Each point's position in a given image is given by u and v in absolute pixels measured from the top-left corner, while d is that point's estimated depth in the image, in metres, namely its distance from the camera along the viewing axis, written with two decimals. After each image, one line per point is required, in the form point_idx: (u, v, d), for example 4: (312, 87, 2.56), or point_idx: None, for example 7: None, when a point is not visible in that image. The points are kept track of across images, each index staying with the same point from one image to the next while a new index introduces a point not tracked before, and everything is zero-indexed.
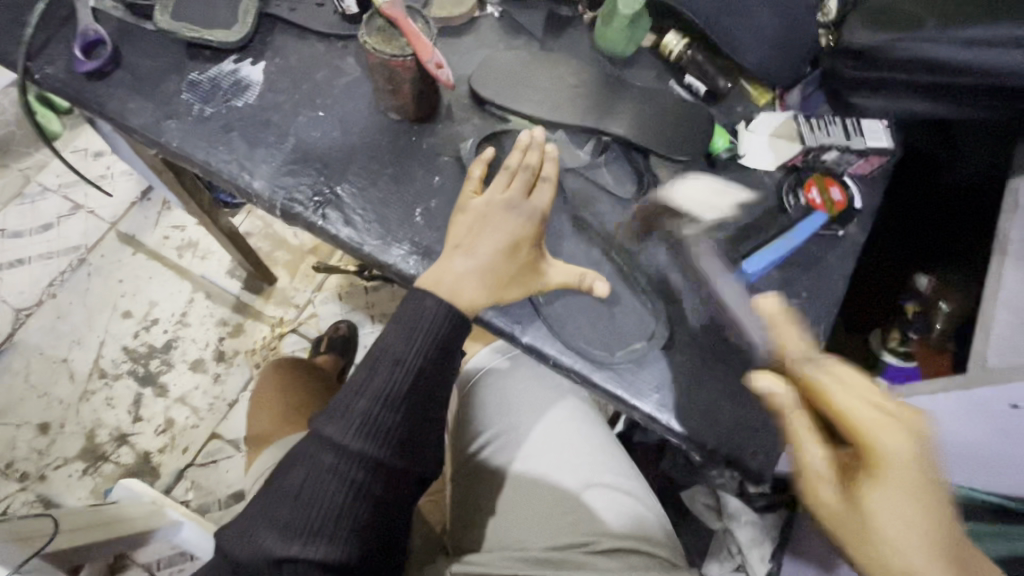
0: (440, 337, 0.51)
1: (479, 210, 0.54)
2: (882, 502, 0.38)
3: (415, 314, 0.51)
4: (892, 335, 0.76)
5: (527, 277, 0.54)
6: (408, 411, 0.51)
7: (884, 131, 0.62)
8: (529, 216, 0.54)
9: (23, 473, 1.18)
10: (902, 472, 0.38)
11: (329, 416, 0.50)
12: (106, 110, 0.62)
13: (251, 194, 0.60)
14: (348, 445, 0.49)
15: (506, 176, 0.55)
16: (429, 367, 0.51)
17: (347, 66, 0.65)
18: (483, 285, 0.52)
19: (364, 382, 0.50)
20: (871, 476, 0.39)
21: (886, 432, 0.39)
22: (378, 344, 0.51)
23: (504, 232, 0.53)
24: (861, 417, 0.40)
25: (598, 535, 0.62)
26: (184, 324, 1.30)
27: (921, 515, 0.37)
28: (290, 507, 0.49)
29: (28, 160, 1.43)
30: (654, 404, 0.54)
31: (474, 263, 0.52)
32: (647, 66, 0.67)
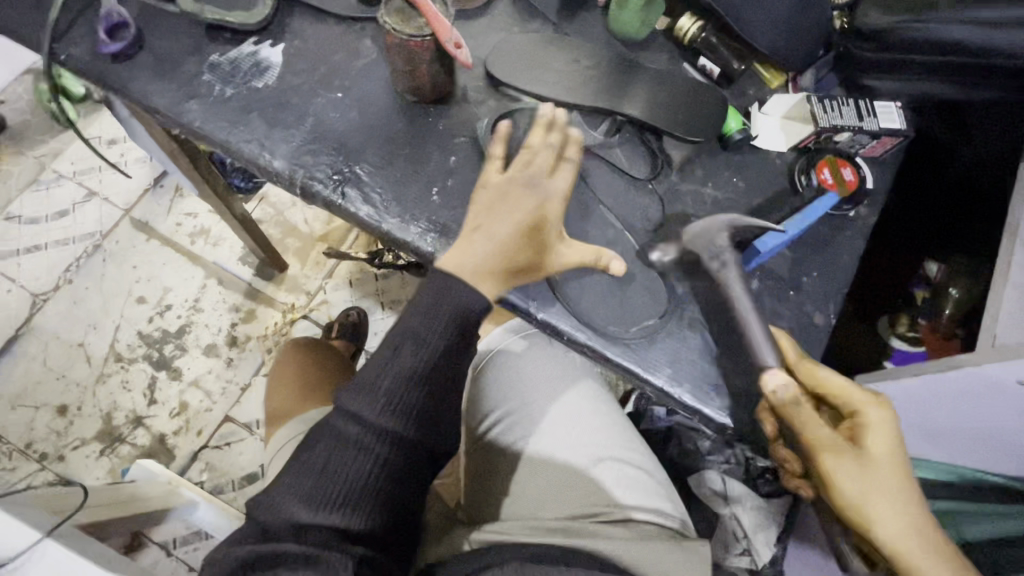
0: (462, 316, 0.53)
1: (500, 189, 0.56)
2: (881, 464, 0.50)
3: (439, 294, 0.53)
4: (900, 321, 0.79)
5: (540, 263, 0.55)
6: (430, 390, 0.52)
7: (897, 111, 0.61)
8: (547, 198, 0.56)
9: (43, 453, 1.21)
10: (890, 440, 0.51)
11: (353, 393, 0.52)
12: (129, 91, 0.63)
13: (271, 173, 0.61)
14: (372, 421, 0.51)
15: (528, 155, 0.57)
16: (451, 347, 0.53)
17: (364, 48, 0.66)
18: (497, 271, 0.54)
19: (390, 360, 0.52)
20: (873, 445, 0.51)
21: (874, 408, 0.52)
22: (402, 325, 0.53)
23: (523, 216, 0.55)
24: (856, 398, 0.52)
25: (610, 506, 0.63)
26: (198, 309, 1.32)
27: (899, 470, 0.51)
28: (315, 480, 0.50)
29: (43, 148, 1.45)
30: (666, 379, 0.55)
31: (490, 247, 0.54)
32: (660, 49, 0.68)
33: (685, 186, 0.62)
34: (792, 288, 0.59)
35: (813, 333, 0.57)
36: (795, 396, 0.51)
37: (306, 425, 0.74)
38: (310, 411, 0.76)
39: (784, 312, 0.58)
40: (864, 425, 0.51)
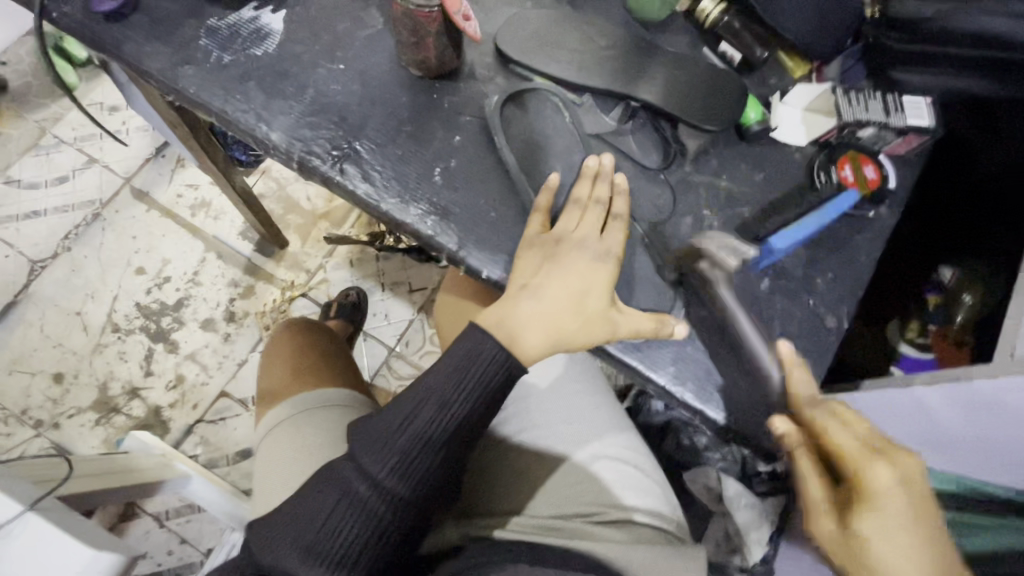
0: (489, 386, 0.51)
1: (550, 247, 0.53)
2: (873, 531, 0.44)
3: (471, 353, 0.51)
4: (911, 326, 0.71)
5: (592, 327, 0.51)
6: (444, 455, 0.51)
7: (927, 107, 0.57)
8: (597, 259, 0.52)
9: (38, 421, 1.20)
10: (888, 504, 0.44)
11: (368, 446, 0.51)
12: (122, 53, 0.61)
13: (268, 146, 0.59)
14: (383, 479, 0.50)
15: (577, 212, 0.55)
16: (471, 416, 0.51)
17: (369, 18, 0.63)
18: (543, 333, 0.51)
19: (410, 416, 0.50)
20: (867, 508, 0.45)
21: (877, 467, 0.45)
22: (425, 379, 0.51)
23: (571, 275, 0.52)
24: (851, 455, 0.46)
25: (606, 506, 0.61)
26: (196, 283, 1.31)
27: (904, 543, 0.43)
28: (315, 529, 0.49)
29: (43, 112, 1.42)
30: (668, 377, 0.53)
31: (538, 308, 0.51)
32: (680, 31, 0.65)
33: (699, 177, 0.59)
34: (804, 289, 0.56)
35: (824, 337, 0.55)
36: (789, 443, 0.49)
37: (298, 408, 0.72)
38: (305, 392, 0.75)
39: (795, 313, 0.56)
40: (863, 487, 0.45)
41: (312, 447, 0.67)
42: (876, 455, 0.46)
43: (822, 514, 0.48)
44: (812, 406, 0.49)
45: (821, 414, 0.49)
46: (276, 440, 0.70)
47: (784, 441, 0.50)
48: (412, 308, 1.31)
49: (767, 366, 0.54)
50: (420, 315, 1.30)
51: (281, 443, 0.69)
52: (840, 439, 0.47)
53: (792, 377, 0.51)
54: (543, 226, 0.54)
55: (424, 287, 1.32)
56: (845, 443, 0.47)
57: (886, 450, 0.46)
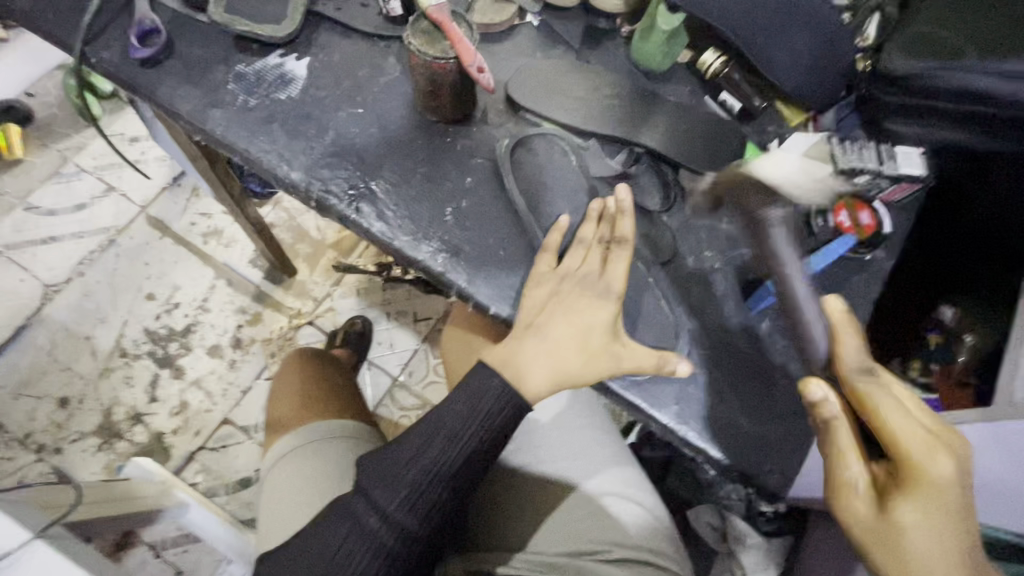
0: (497, 421, 0.52)
1: (553, 287, 0.55)
2: (911, 515, 0.43)
3: (478, 389, 0.52)
4: (911, 364, 0.67)
5: (594, 364, 0.52)
6: (452, 488, 0.52)
7: (918, 157, 0.60)
8: (600, 298, 0.54)
9: (40, 445, 1.21)
10: (946, 494, 0.43)
11: (379, 478, 0.52)
12: (155, 95, 0.64)
13: (288, 184, 0.62)
14: (393, 511, 0.51)
15: (582, 251, 0.56)
16: (479, 448, 0.52)
17: (388, 66, 0.67)
18: (548, 371, 0.52)
19: (420, 449, 0.52)
20: (911, 493, 0.44)
21: (942, 460, 0.43)
22: (435, 412, 0.53)
23: (573, 313, 0.53)
24: (909, 441, 0.44)
25: (612, 543, 0.61)
26: (204, 309, 1.33)
27: (941, 532, 0.43)
28: (326, 561, 0.50)
29: (67, 142, 1.48)
30: (672, 416, 0.53)
31: (542, 347, 0.53)
32: (683, 81, 0.68)
33: (699, 220, 0.62)
34: None
35: None
36: (821, 414, 0.47)
37: (305, 438, 0.73)
38: (311, 423, 0.76)
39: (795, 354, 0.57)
40: (915, 470, 0.44)
41: (317, 480, 0.68)
42: (940, 450, 0.44)
43: (854, 493, 0.46)
44: (863, 380, 0.47)
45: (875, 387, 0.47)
46: (282, 471, 0.70)
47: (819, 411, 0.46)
48: (416, 338, 1.32)
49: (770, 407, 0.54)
50: (424, 345, 1.31)
51: (286, 474, 0.69)
52: (894, 422, 0.45)
53: (841, 354, 0.49)
54: (551, 265, 0.56)
55: (428, 317, 1.34)
56: (901, 428, 0.44)
57: (943, 437, 0.44)
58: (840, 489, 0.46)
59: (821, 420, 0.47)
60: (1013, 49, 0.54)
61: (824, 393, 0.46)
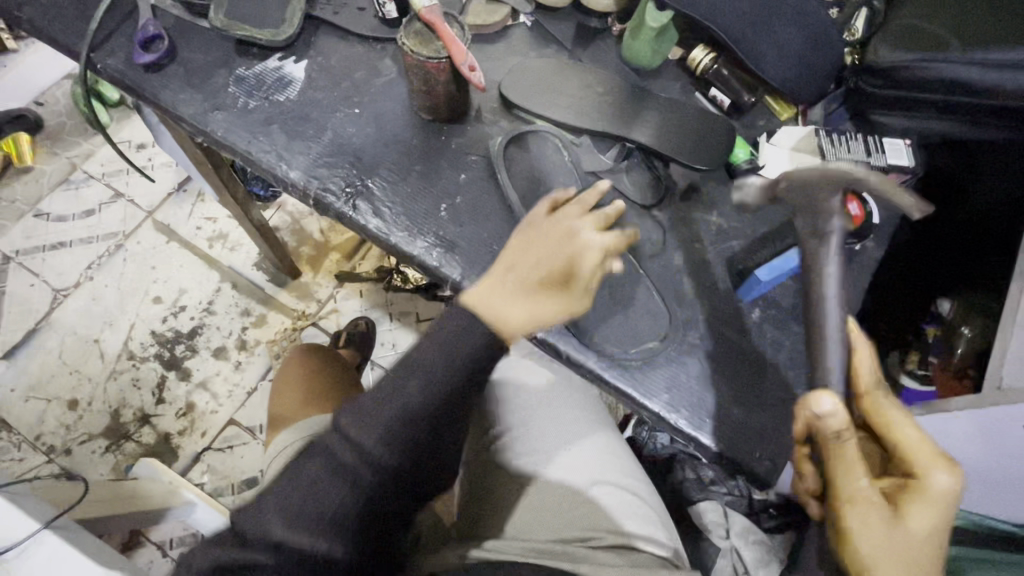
0: (473, 366, 0.52)
1: (534, 235, 0.54)
2: (921, 520, 0.44)
3: (456, 331, 0.52)
4: (910, 356, 0.73)
5: (566, 314, 0.53)
6: (427, 428, 0.52)
7: (906, 149, 0.61)
8: (579, 245, 0.52)
9: (50, 447, 1.23)
10: (945, 503, 0.45)
11: (355, 416, 0.51)
12: (159, 99, 0.66)
13: (288, 183, 0.63)
14: (368, 447, 0.50)
15: (579, 208, 0.55)
16: (455, 391, 0.52)
17: (384, 67, 0.69)
18: (526, 309, 0.52)
19: (400, 389, 0.51)
20: (918, 499, 0.45)
21: (941, 470, 0.45)
22: (414, 355, 0.52)
23: (549, 261, 0.52)
24: (922, 455, 0.46)
25: (604, 530, 0.62)
26: (210, 312, 1.35)
27: (939, 530, 0.45)
28: (301, 496, 0.50)
29: (75, 150, 1.51)
30: (662, 404, 0.54)
31: (524, 282, 0.53)
32: (673, 78, 0.69)
33: (690, 213, 0.62)
34: (792, 320, 0.58)
35: None
36: (843, 430, 0.44)
37: (305, 432, 0.74)
38: (312, 418, 0.77)
39: (785, 343, 0.57)
40: (917, 479, 0.45)
41: None
42: (945, 461, 0.45)
43: (869, 504, 0.44)
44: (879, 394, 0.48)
45: (889, 404, 0.48)
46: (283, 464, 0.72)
47: (824, 426, 0.43)
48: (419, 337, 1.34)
49: (760, 395, 0.55)
50: None
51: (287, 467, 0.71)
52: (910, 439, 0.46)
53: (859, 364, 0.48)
54: (548, 210, 0.56)
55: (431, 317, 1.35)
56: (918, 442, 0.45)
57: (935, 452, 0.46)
58: (851, 502, 0.45)
59: (844, 436, 0.44)
60: (991, 40, 0.56)
61: (835, 406, 0.43)
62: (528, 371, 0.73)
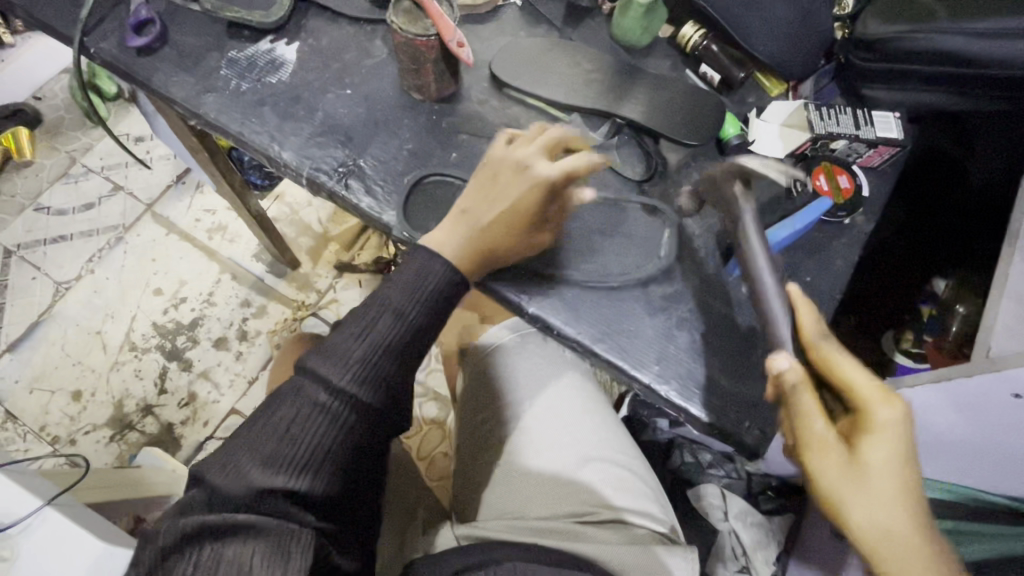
0: (441, 301, 0.53)
1: (491, 172, 0.56)
2: (878, 455, 0.43)
3: (423, 271, 0.53)
4: (904, 338, 0.76)
5: (519, 242, 0.55)
6: (404, 360, 0.51)
7: (895, 121, 0.61)
8: (534, 178, 0.55)
9: (55, 437, 1.24)
10: (898, 438, 0.43)
11: (326, 355, 0.49)
12: (151, 83, 0.67)
13: (280, 164, 0.64)
14: (344, 382, 0.48)
15: (532, 140, 0.57)
16: (429, 325, 0.52)
17: (375, 49, 0.69)
18: (468, 249, 0.54)
19: (367, 325, 0.50)
20: (870, 435, 0.44)
21: (885, 404, 0.44)
22: (380, 294, 0.52)
23: (502, 199, 0.55)
24: (866, 393, 0.45)
25: (597, 506, 0.63)
26: (210, 303, 1.36)
27: (903, 468, 0.43)
28: (276, 439, 0.46)
29: (74, 144, 1.51)
30: (652, 375, 0.54)
31: (473, 223, 0.54)
32: (664, 55, 0.69)
33: (681, 189, 0.63)
34: None
35: None
36: (789, 381, 0.45)
37: None
38: None
39: None
40: (868, 417, 0.44)
41: None
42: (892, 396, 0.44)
43: (825, 447, 0.44)
44: (824, 340, 0.48)
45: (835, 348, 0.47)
46: None
47: (783, 379, 0.46)
48: None
49: (750, 366, 0.55)
50: None
51: None
52: (854, 377, 0.45)
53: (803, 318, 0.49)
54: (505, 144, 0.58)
55: None
56: (861, 380, 0.45)
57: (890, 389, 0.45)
58: (808, 447, 0.45)
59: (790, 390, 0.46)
60: (978, 11, 0.55)
61: (790, 364, 0.46)
62: (519, 353, 0.74)
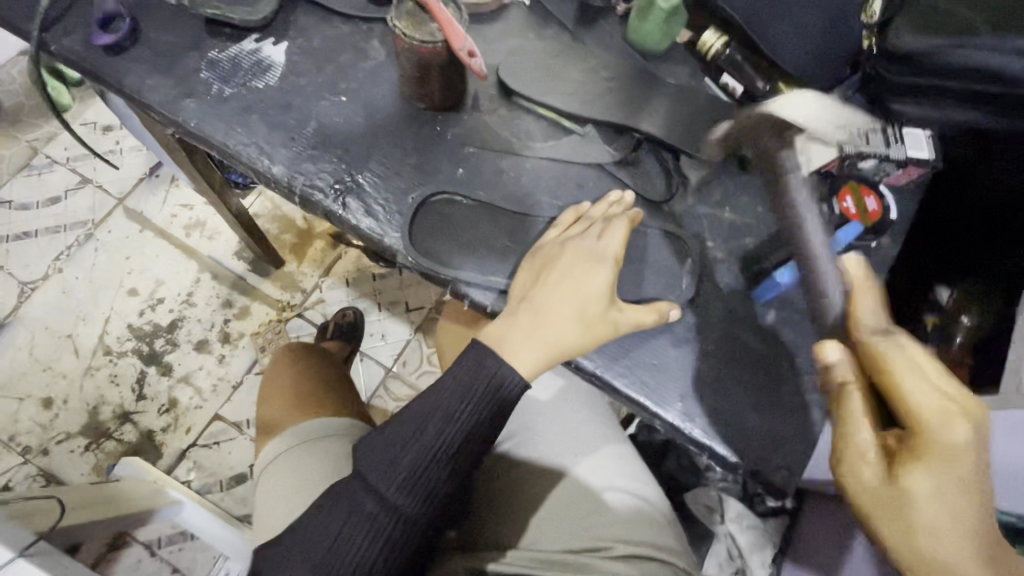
0: (490, 408, 0.50)
1: (548, 256, 0.52)
2: (924, 483, 0.39)
3: (470, 374, 0.50)
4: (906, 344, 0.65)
5: (599, 333, 0.49)
6: (452, 469, 0.50)
7: (926, 141, 0.58)
8: (596, 260, 0.51)
9: (26, 448, 1.17)
10: (960, 462, 0.38)
11: (374, 461, 0.50)
12: (123, 84, 0.60)
13: (270, 178, 0.58)
14: (392, 495, 0.49)
15: (594, 226, 0.53)
16: (477, 432, 0.50)
17: (372, 50, 0.63)
18: (540, 349, 0.49)
19: (414, 433, 0.49)
20: (918, 460, 0.39)
21: (957, 425, 0.38)
22: (428, 397, 0.50)
23: (568, 289, 0.50)
24: (922, 405, 0.40)
25: (615, 540, 0.61)
26: (189, 304, 1.29)
27: (964, 502, 0.38)
28: (325, 548, 0.48)
29: (36, 132, 1.41)
30: (677, 413, 0.52)
31: (536, 321, 0.50)
32: (681, 62, 0.66)
33: (701, 209, 0.60)
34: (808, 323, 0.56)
35: None
36: (840, 380, 0.45)
37: (301, 438, 0.72)
38: (307, 424, 0.74)
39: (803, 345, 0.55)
40: (926, 436, 0.39)
41: (313, 479, 0.66)
42: (962, 415, 0.39)
43: (863, 461, 0.42)
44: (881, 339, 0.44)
45: (894, 351, 0.42)
46: (277, 473, 0.69)
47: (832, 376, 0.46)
48: (409, 327, 1.29)
49: (776, 401, 0.53)
50: (417, 334, 1.29)
51: (282, 476, 0.68)
52: (911, 386, 0.41)
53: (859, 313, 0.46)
54: (559, 229, 0.55)
55: (421, 306, 1.31)
56: (916, 391, 0.40)
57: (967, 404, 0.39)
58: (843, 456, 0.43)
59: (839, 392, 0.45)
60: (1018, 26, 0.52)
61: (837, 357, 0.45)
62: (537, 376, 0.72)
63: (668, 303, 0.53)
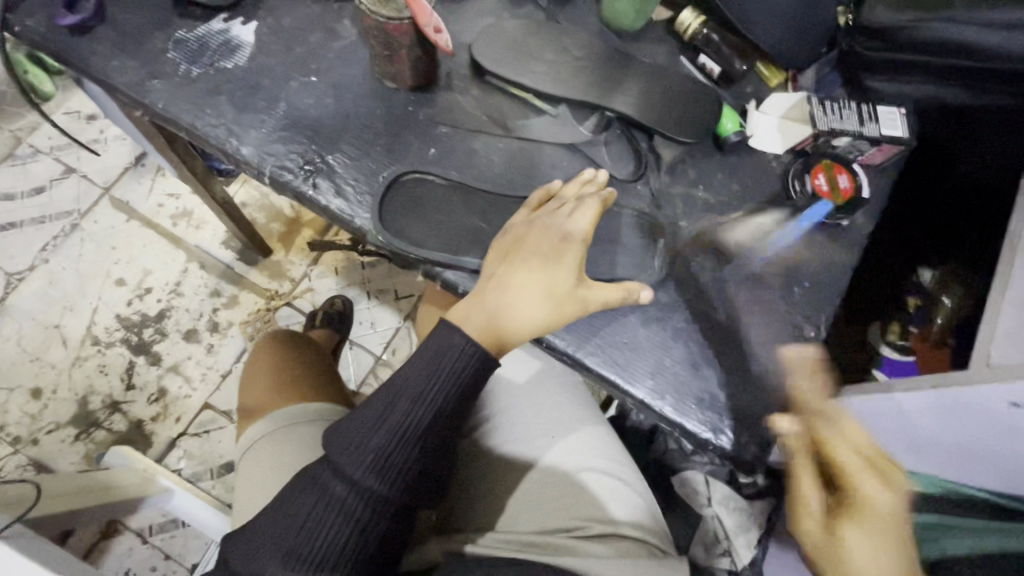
0: (460, 385, 0.50)
1: (520, 232, 0.52)
2: (859, 538, 0.42)
3: (440, 351, 0.49)
4: (891, 328, 0.71)
5: (567, 309, 0.49)
6: (422, 447, 0.50)
7: (901, 118, 0.58)
8: (563, 237, 0.50)
9: (16, 437, 1.18)
10: (880, 519, 0.43)
11: (343, 444, 0.49)
12: (89, 67, 0.59)
13: (240, 161, 0.58)
14: (361, 477, 0.48)
15: (567, 206, 0.53)
16: (447, 408, 0.50)
17: (343, 30, 0.63)
18: (512, 327, 0.49)
19: (382, 413, 0.49)
20: (852, 515, 0.44)
21: (874, 485, 0.44)
22: (397, 377, 0.50)
23: (535, 270, 0.50)
24: (851, 465, 0.45)
25: (590, 521, 0.61)
26: (177, 293, 1.28)
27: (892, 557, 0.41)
28: (295, 532, 0.48)
29: (18, 121, 1.39)
30: (647, 391, 0.52)
31: (504, 300, 0.49)
32: (657, 41, 0.65)
33: (675, 187, 0.59)
34: (779, 299, 0.56)
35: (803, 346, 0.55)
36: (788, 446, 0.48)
37: (283, 421, 0.72)
38: (289, 407, 0.74)
39: (773, 323, 0.55)
40: (857, 499, 0.44)
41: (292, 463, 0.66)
42: (877, 477, 0.45)
43: (808, 514, 0.46)
44: (824, 417, 0.48)
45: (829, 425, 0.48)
46: (257, 456, 0.69)
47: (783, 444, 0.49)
48: (398, 315, 1.29)
49: (748, 379, 0.53)
50: (407, 322, 1.28)
51: (262, 459, 0.68)
52: (841, 454, 0.46)
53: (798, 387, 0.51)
54: (530, 211, 0.54)
55: (409, 294, 1.31)
56: (845, 452, 0.46)
57: (883, 466, 0.46)
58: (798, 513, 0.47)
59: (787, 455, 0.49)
60: None
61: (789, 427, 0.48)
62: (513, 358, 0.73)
63: (639, 282, 0.52)
